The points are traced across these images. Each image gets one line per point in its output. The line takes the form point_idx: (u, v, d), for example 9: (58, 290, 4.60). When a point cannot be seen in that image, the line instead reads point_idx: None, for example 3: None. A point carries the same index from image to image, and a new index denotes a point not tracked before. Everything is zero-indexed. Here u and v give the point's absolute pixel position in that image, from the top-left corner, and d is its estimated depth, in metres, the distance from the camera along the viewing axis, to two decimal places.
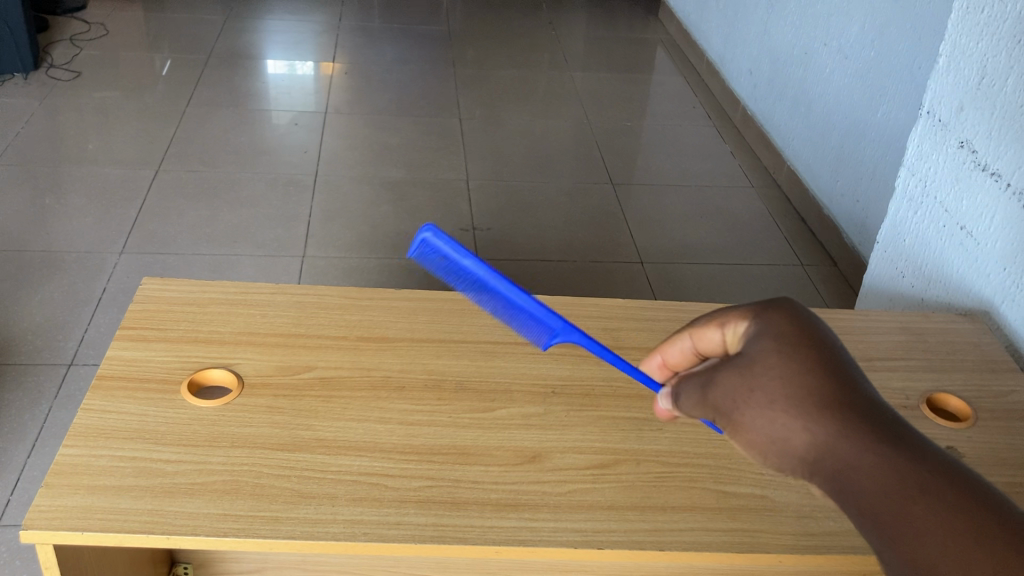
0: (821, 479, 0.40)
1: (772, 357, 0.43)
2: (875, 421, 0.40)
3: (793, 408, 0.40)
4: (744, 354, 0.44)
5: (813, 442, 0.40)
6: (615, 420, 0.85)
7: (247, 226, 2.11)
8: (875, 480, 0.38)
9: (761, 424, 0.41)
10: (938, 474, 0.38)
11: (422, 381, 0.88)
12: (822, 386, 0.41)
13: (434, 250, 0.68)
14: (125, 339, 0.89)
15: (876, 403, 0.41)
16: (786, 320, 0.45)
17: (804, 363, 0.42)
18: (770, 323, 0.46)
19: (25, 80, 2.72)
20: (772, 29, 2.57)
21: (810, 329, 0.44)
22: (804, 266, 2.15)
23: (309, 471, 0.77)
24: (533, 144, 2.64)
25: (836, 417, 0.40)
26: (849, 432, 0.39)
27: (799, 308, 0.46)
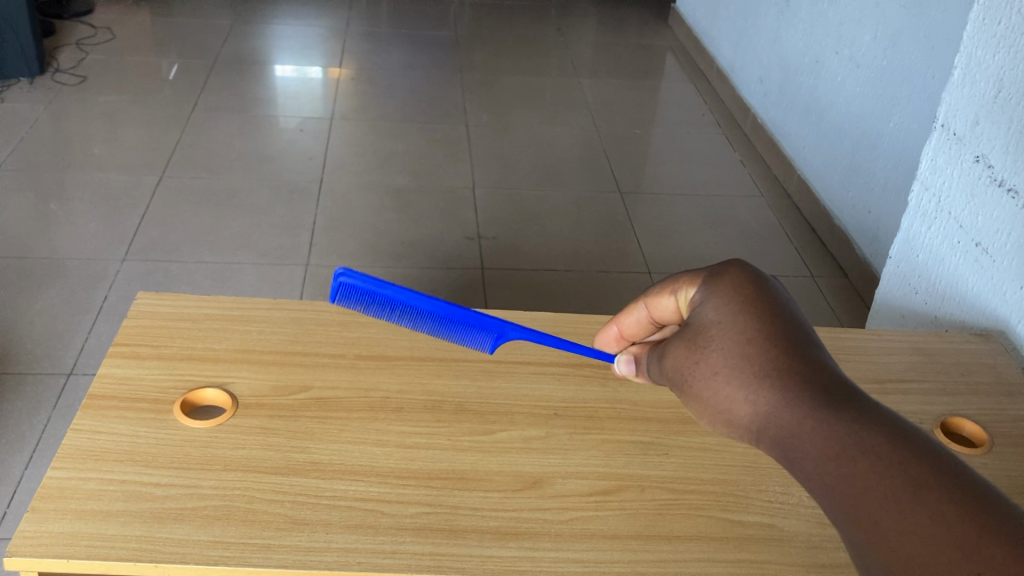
0: (768, 442, 0.48)
1: (729, 335, 0.51)
2: (820, 389, 0.47)
3: (739, 381, 0.49)
4: (698, 336, 0.53)
5: (752, 411, 0.48)
6: (619, 443, 0.83)
7: (251, 234, 2.09)
8: (803, 438, 0.46)
9: (716, 398, 0.50)
10: (875, 435, 0.44)
11: (421, 402, 0.85)
12: (768, 360, 0.49)
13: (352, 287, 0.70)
14: (118, 356, 0.87)
15: (813, 370, 0.48)
16: (733, 299, 0.53)
17: (744, 340, 0.50)
18: (737, 298, 0.53)
19: (30, 85, 2.71)
20: (783, 36, 2.55)
21: (755, 308, 0.52)
22: (815, 279, 2.12)
23: (304, 496, 0.75)
24: (540, 151, 2.62)
25: (776, 386, 0.48)
26: (788, 400, 0.47)
27: (756, 281, 0.55)
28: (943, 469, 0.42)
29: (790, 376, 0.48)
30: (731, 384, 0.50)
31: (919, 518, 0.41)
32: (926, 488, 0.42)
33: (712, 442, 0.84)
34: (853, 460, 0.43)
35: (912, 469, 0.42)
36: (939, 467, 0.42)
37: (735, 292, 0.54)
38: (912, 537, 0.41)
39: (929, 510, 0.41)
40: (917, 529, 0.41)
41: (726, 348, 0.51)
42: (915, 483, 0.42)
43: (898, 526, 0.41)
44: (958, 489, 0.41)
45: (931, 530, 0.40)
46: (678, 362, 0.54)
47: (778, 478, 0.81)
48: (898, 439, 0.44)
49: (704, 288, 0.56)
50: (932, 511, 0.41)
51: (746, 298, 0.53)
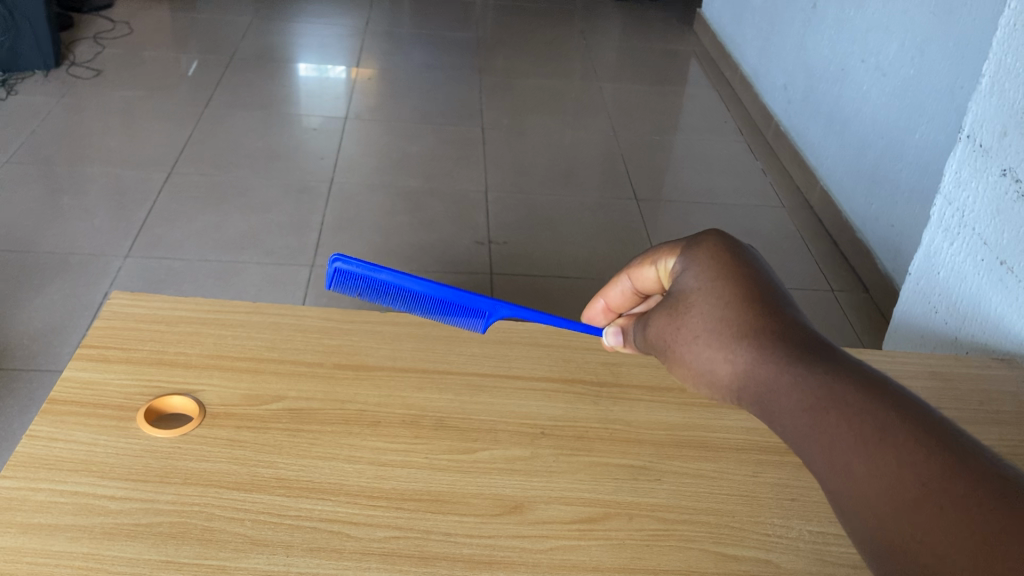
0: (747, 399, 0.51)
1: (708, 301, 0.55)
2: (792, 343, 0.51)
3: (718, 343, 0.53)
4: (679, 300, 0.56)
5: (731, 368, 0.52)
6: (608, 466, 0.77)
7: (257, 233, 2.05)
8: (780, 392, 0.49)
9: (698, 359, 0.54)
10: (845, 385, 0.47)
11: (399, 416, 0.80)
12: (744, 322, 0.52)
13: (349, 271, 0.70)
14: (84, 358, 0.83)
15: (790, 329, 0.52)
16: (717, 264, 0.57)
17: (727, 301, 0.54)
18: (714, 266, 0.57)
19: (45, 78, 2.69)
20: (809, 43, 2.48)
21: (735, 272, 0.56)
22: (834, 293, 2.05)
23: (266, 515, 0.70)
24: (557, 156, 2.57)
25: (752, 346, 0.51)
26: (763, 358, 0.50)
27: (734, 248, 0.58)
28: (908, 412, 0.46)
29: (765, 336, 0.51)
30: (710, 345, 0.53)
31: (891, 461, 0.44)
32: (893, 432, 0.45)
33: (707, 469, 0.78)
34: (826, 409, 0.47)
35: (877, 411, 0.46)
36: (904, 410, 0.46)
37: (711, 260, 0.57)
38: (881, 476, 0.44)
39: (896, 450, 0.45)
40: (881, 469, 0.45)
41: (705, 312, 0.54)
42: (883, 427, 0.45)
43: (869, 467, 0.45)
44: (922, 428, 0.45)
45: (899, 469, 0.44)
46: (659, 328, 0.57)
47: (777, 509, 0.75)
48: (866, 386, 0.47)
49: (683, 258, 0.59)
50: (898, 452, 0.44)
51: (720, 265, 0.56)
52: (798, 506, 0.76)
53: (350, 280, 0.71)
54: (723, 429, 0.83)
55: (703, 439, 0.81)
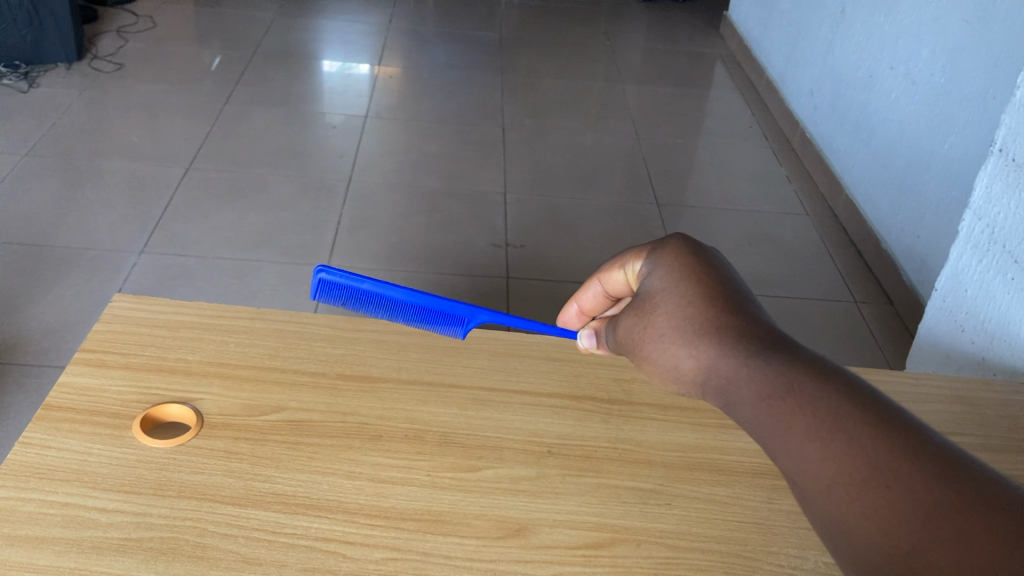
0: (711, 394, 0.50)
1: (672, 300, 0.54)
2: (753, 338, 0.50)
3: (682, 339, 0.52)
4: (647, 303, 0.56)
5: (695, 364, 0.51)
6: (617, 489, 0.75)
7: (273, 231, 2.04)
8: (741, 385, 0.48)
9: (663, 358, 0.53)
10: (803, 375, 0.47)
11: (402, 431, 0.78)
12: (706, 317, 0.52)
13: (331, 282, 0.72)
14: (81, 363, 0.81)
15: (752, 323, 0.51)
16: (682, 265, 0.56)
17: (690, 299, 0.53)
18: (678, 267, 0.56)
19: (67, 71, 2.69)
20: (838, 48, 2.44)
21: (699, 271, 0.55)
22: (857, 304, 2.01)
23: (260, 533, 0.68)
24: (578, 158, 2.54)
25: (714, 340, 0.50)
26: (726, 352, 0.49)
27: (696, 249, 0.58)
28: (864, 401, 0.45)
29: (726, 330, 0.50)
30: (675, 342, 0.52)
31: (849, 449, 0.44)
32: (850, 420, 0.44)
33: (720, 494, 0.75)
34: (784, 401, 0.46)
35: (834, 402, 0.45)
36: (861, 399, 0.45)
37: (678, 262, 0.57)
38: (839, 464, 0.44)
39: (854, 439, 0.44)
40: (839, 457, 0.44)
41: (670, 311, 0.53)
42: (840, 416, 0.45)
43: (827, 458, 0.44)
44: (879, 417, 0.44)
45: (857, 458, 0.43)
46: (627, 328, 0.56)
47: (791, 539, 0.72)
48: (825, 378, 0.47)
49: (650, 262, 0.59)
50: (855, 440, 0.44)
51: (686, 266, 0.56)
52: (814, 537, 0.73)
53: (334, 290, 0.73)
54: (738, 452, 0.80)
55: (717, 461, 0.78)
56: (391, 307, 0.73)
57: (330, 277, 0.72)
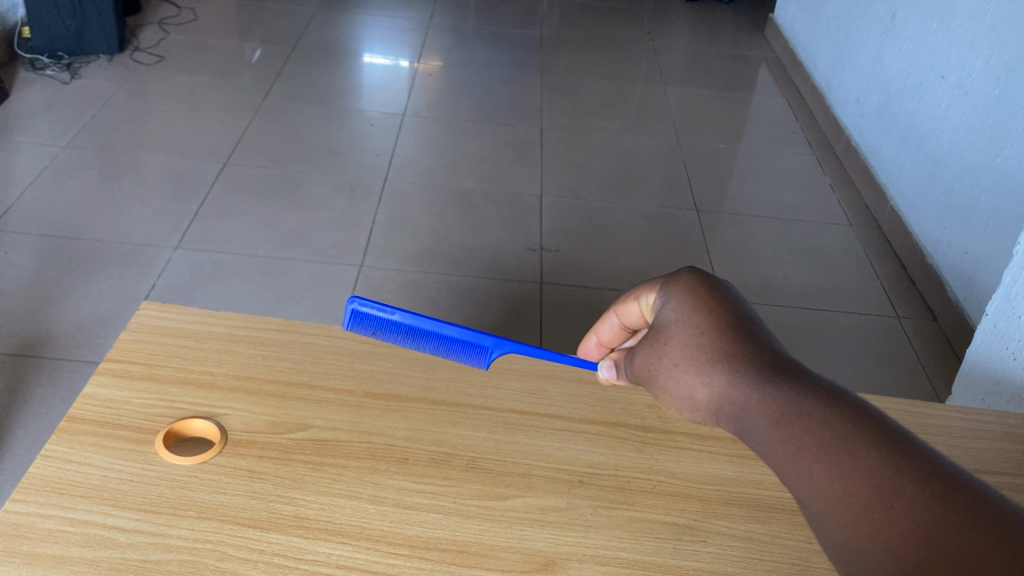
0: (725, 421, 0.51)
1: (685, 330, 0.55)
2: (764, 365, 0.50)
3: (694, 368, 0.53)
4: (660, 332, 0.57)
5: (709, 392, 0.52)
6: (650, 524, 0.72)
7: (309, 230, 2.03)
8: (751, 412, 0.49)
9: (679, 388, 0.54)
10: (808, 400, 0.47)
11: (429, 454, 0.76)
12: (717, 346, 0.53)
13: (363, 315, 0.71)
14: (107, 374, 0.80)
15: (763, 351, 0.52)
16: (693, 293, 0.57)
17: (703, 328, 0.54)
18: (691, 296, 0.57)
19: (109, 63, 2.70)
20: (887, 55, 2.38)
21: (712, 300, 0.56)
22: (900, 320, 1.96)
23: (280, 559, 0.66)
24: (617, 162, 2.50)
25: (725, 368, 0.51)
26: (737, 380, 0.50)
27: (706, 277, 0.58)
28: (868, 424, 0.45)
29: (738, 359, 0.51)
30: (689, 372, 0.53)
31: (853, 469, 0.44)
32: (854, 442, 0.44)
33: (758, 532, 0.72)
34: (791, 425, 0.47)
35: (839, 424, 0.45)
36: (865, 421, 0.45)
37: (689, 291, 0.57)
38: (842, 485, 0.44)
39: (859, 461, 0.44)
40: (844, 477, 0.44)
41: (682, 341, 0.55)
42: (845, 438, 0.45)
43: (832, 479, 0.44)
44: (883, 439, 0.44)
45: (861, 479, 0.43)
46: (641, 358, 0.57)
47: None
48: (830, 402, 0.47)
49: (661, 291, 0.59)
50: (859, 462, 0.44)
51: (699, 295, 0.56)
52: None
53: (366, 320, 0.72)
54: (777, 488, 0.77)
55: (754, 498, 0.76)
56: (418, 337, 0.71)
57: (366, 309, 0.71)
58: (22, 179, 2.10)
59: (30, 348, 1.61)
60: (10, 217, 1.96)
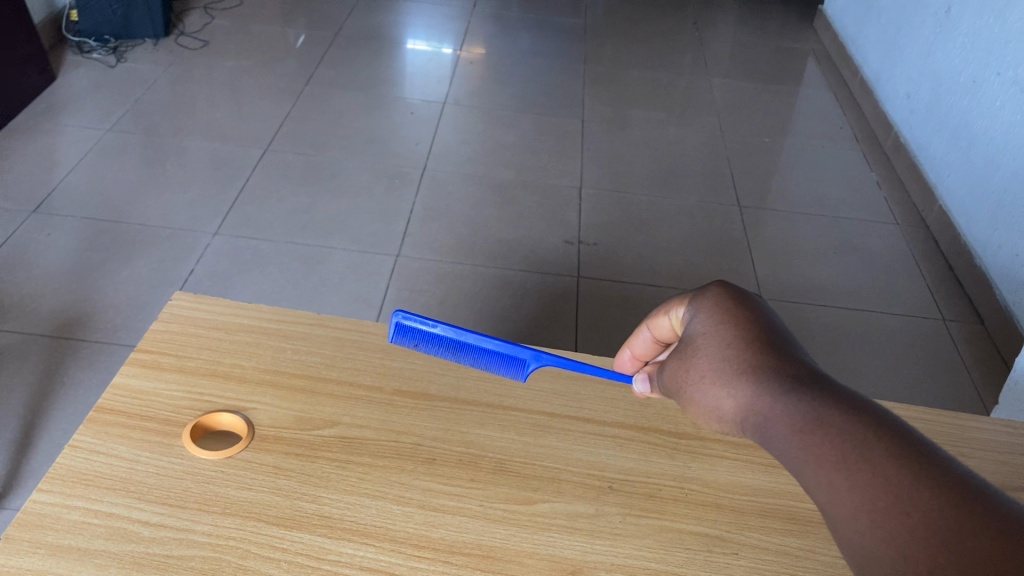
0: (750, 432, 0.48)
1: (711, 341, 0.52)
2: (789, 375, 0.48)
3: (720, 378, 0.50)
4: (688, 344, 0.54)
5: (734, 403, 0.49)
6: (681, 534, 0.70)
7: (347, 218, 2.02)
8: (774, 421, 0.46)
9: (705, 400, 0.51)
10: (832, 409, 0.44)
11: (456, 455, 0.75)
12: (743, 355, 0.50)
13: (407, 329, 0.70)
14: (137, 365, 0.79)
15: (790, 362, 0.49)
16: (722, 305, 0.55)
17: (731, 339, 0.52)
18: (719, 308, 0.55)
19: (154, 47, 2.72)
20: (940, 50, 2.32)
21: (742, 312, 0.54)
22: (946, 323, 1.91)
23: (304, 558, 0.65)
24: (659, 154, 2.47)
25: (750, 377, 0.49)
26: (761, 389, 0.48)
27: (736, 290, 0.56)
28: (893, 433, 0.43)
29: (764, 368, 0.49)
30: (714, 382, 0.50)
31: (874, 478, 0.41)
32: (877, 451, 0.42)
33: (792, 546, 0.70)
34: (814, 434, 0.44)
35: (862, 433, 0.43)
36: (890, 432, 0.43)
37: (718, 303, 0.55)
38: (862, 493, 0.41)
39: (880, 469, 0.41)
40: (864, 486, 0.41)
41: (709, 352, 0.52)
42: (867, 447, 0.42)
43: (852, 488, 0.41)
44: (906, 447, 0.42)
45: (881, 489, 0.41)
46: (670, 372, 0.55)
47: None
48: (854, 411, 0.44)
49: (690, 304, 0.57)
50: (880, 471, 0.41)
51: (728, 307, 0.54)
52: None
53: (411, 333, 0.71)
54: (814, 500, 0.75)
55: (790, 510, 0.73)
56: (459, 350, 0.70)
57: (410, 323, 0.70)
58: (67, 161, 2.12)
59: (70, 330, 1.63)
60: (53, 198, 1.98)
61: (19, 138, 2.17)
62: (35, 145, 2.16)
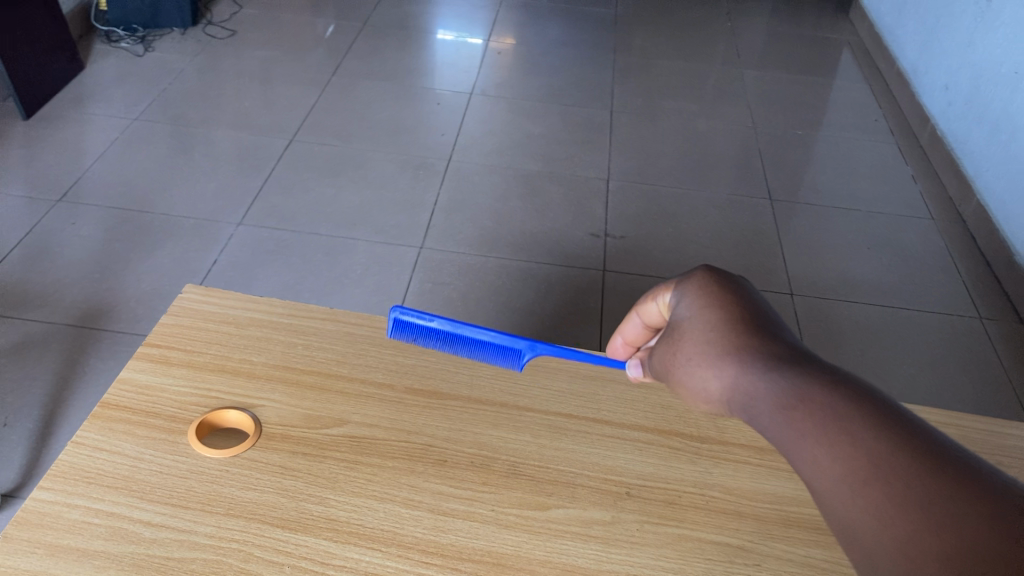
0: (739, 413, 0.47)
1: (700, 327, 0.52)
2: (774, 355, 0.47)
3: (707, 360, 0.50)
4: (678, 331, 0.54)
5: (723, 385, 0.48)
6: (701, 543, 0.67)
7: (371, 208, 2.01)
8: (758, 399, 0.45)
9: (698, 385, 0.51)
10: (813, 382, 0.43)
11: (469, 457, 0.72)
12: (729, 338, 0.50)
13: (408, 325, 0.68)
14: (145, 360, 0.78)
15: (778, 343, 0.48)
16: (711, 292, 0.54)
17: (720, 323, 0.51)
18: (708, 295, 0.54)
19: (182, 36, 2.71)
20: (981, 40, 2.25)
21: (731, 299, 0.53)
22: (982, 321, 1.86)
23: (307, 563, 0.63)
24: (689, 146, 2.42)
25: (737, 358, 0.48)
26: (747, 369, 0.47)
27: (725, 277, 0.56)
28: (874, 403, 0.41)
29: (750, 349, 0.48)
30: (703, 366, 0.50)
31: (851, 446, 0.39)
32: (855, 420, 0.40)
33: (818, 557, 0.67)
34: (795, 408, 0.43)
35: (840, 403, 0.41)
36: (870, 401, 0.41)
37: (706, 289, 0.55)
38: (841, 462, 0.39)
39: (857, 437, 0.39)
40: (843, 456, 0.39)
41: (697, 337, 0.52)
42: (846, 416, 0.40)
43: (831, 457, 0.40)
44: (887, 416, 0.40)
45: (859, 456, 0.39)
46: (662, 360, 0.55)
47: None
48: (835, 383, 0.43)
49: (677, 291, 0.57)
50: (858, 439, 0.39)
51: (717, 294, 0.54)
52: None
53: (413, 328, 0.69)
54: None
55: (816, 519, 0.70)
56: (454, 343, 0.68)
57: (408, 318, 0.68)
58: (94, 150, 2.12)
59: (93, 320, 1.62)
60: (79, 187, 1.98)
61: (46, 126, 2.17)
62: (62, 134, 2.16)
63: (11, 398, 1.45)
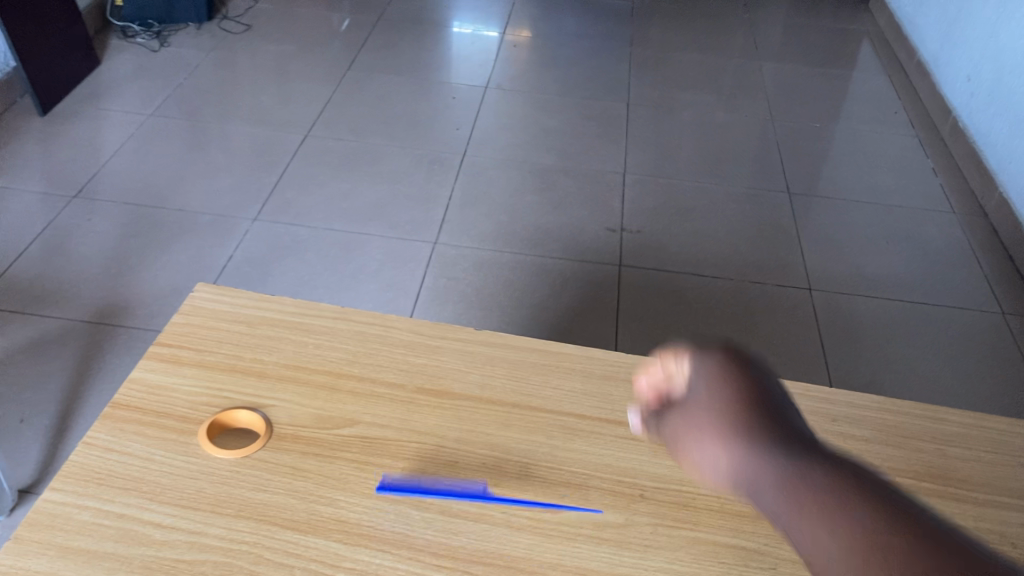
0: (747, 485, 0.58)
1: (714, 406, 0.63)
2: (779, 441, 0.58)
3: (717, 437, 0.61)
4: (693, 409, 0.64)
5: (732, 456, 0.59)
6: (716, 547, 0.66)
7: (386, 204, 2.00)
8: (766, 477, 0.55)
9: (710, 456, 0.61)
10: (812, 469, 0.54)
11: (481, 458, 0.71)
12: (739, 423, 0.61)
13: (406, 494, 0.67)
14: (156, 359, 0.77)
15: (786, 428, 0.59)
16: (722, 373, 0.65)
17: (732, 406, 0.62)
18: (722, 376, 0.65)
19: (198, 31, 2.71)
20: (1004, 30, 2.22)
21: (744, 378, 0.64)
22: (1004, 316, 1.84)
23: (317, 564, 0.62)
24: (706, 140, 2.40)
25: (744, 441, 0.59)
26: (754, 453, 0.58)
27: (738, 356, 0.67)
28: (854, 482, 0.51)
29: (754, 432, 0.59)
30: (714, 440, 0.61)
31: (838, 520, 0.50)
32: (840, 497, 0.51)
33: None
34: (797, 489, 0.53)
35: (833, 484, 0.52)
36: (854, 480, 0.52)
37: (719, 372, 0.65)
38: (828, 526, 0.50)
39: (843, 511, 0.50)
40: (832, 527, 0.49)
41: (711, 416, 0.62)
42: (835, 492, 0.51)
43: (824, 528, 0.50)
44: (868, 496, 0.50)
45: (841, 523, 0.49)
46: (688, 437, 0.67)
47: None
48: (829, 471, 0.53)
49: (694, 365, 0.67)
50: (840, 512, 0.50)
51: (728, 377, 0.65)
52: None
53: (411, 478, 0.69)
54: None
55: None
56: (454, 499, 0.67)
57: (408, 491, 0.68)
58: (110, 146, 2.12)
59: (109, 316, 1.63)
60: (95, 183, 1.99)
61: (62, 122, 2.18)
62: (78, 130, 2.16)
63: (28, 393, 1.45)
